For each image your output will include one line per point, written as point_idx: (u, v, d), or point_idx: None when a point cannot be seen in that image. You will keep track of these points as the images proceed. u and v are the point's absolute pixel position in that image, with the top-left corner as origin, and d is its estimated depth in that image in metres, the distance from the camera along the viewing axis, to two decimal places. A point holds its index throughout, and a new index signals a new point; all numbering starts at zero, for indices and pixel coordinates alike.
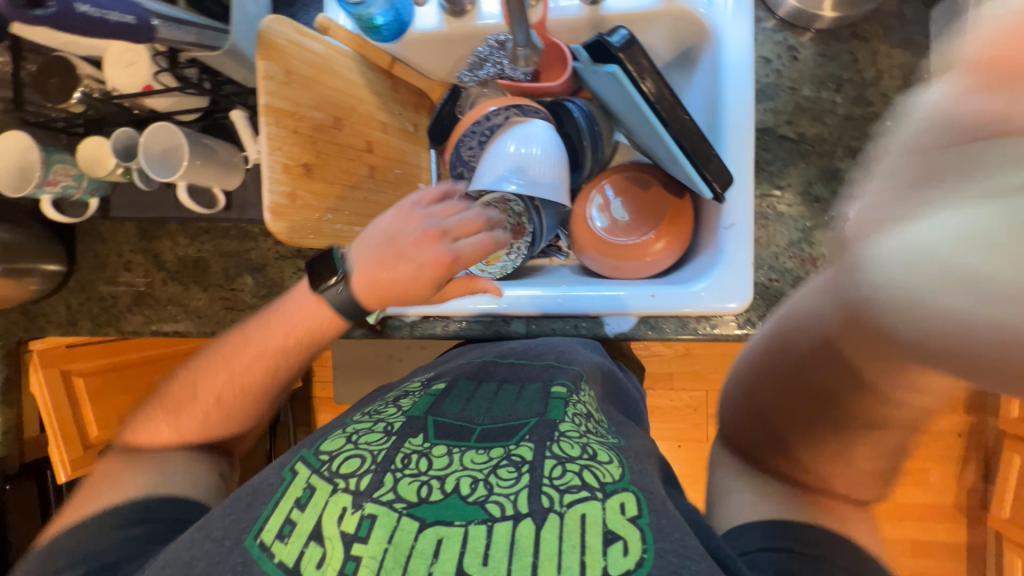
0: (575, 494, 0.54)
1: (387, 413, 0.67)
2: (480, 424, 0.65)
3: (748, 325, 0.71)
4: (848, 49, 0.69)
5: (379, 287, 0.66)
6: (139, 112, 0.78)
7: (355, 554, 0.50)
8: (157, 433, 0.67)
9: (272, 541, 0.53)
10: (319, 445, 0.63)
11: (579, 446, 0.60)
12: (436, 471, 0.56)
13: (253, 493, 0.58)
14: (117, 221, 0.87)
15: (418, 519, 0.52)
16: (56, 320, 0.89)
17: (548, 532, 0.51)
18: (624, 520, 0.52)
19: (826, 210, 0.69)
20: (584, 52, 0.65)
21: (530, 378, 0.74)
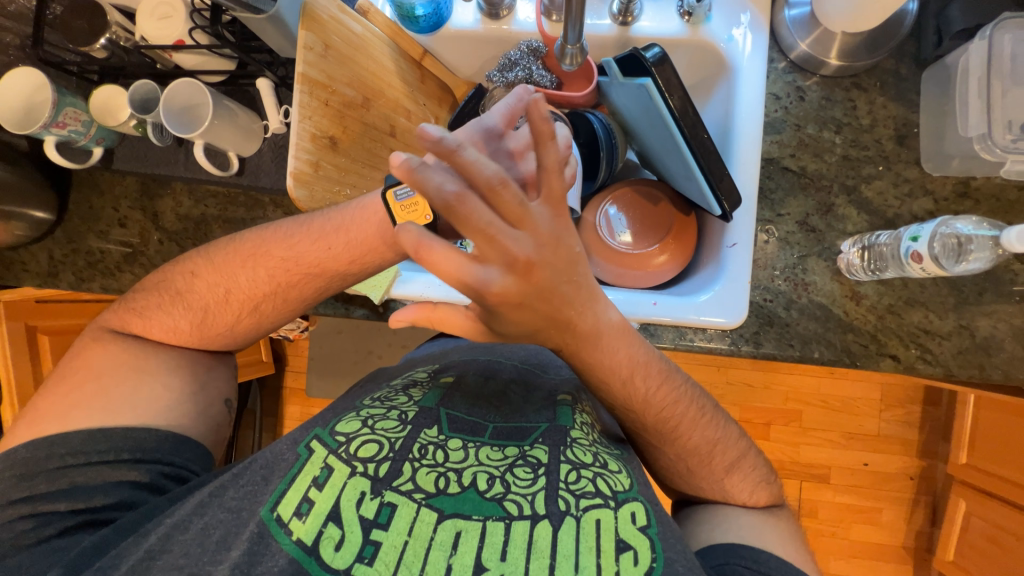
0: (591, 500, 0.56)
1: (398, 400, 0.66)
2: (493, 421, 0.64)
3: (740, 341, 0.74)
4: (850, 97, 0.75)
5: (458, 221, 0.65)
6: (162, 67, 0.78)
7: (374, 538, 0.52)
8: (180, 330, 0.68)
9: (289, 517, 0.53)
10: (334, 424, 0.62)
11: (591, 453, 0.62)
12: (454, 464, 0.57)
13: (269, 467, 0.57)
14: (118, 173, 0.84)
15: (437, 511, 0.54)
16: (36, 271, 0.84)
17: (564, 535, 0.53)
18: (636, 529, 0.55)
19: (819, 240, 0.74)
20: (615, 66, 0.70)
21: (537, 382, 0.73)
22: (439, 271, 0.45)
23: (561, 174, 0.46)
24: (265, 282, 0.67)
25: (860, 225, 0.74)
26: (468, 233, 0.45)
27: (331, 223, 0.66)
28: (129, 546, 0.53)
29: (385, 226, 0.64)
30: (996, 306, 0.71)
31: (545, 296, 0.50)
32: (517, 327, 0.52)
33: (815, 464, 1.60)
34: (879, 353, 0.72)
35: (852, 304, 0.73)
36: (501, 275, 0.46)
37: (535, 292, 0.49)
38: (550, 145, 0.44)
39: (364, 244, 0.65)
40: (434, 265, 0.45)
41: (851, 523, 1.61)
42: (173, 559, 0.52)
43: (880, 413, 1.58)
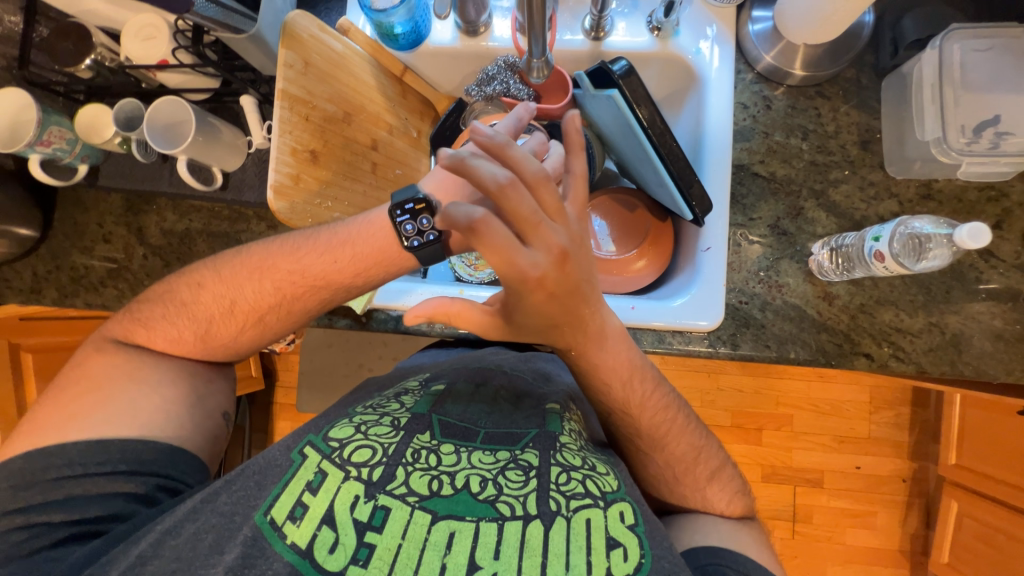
0: (581, 500, 0.56)
1: (389, 407, 0.66)
2: (485, 427, 0.64)
3: (718, 344, 0.75)
4: (815, 105, 0.78)
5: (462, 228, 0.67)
6: (146, 86, 0.80)
7: (368, 540, 0.52)
8: (183, 343, 0.68)
9: (284, 521, 0.53)
10: (328, 430, 0.62)
11: (580, 456, 0.62)
12: (447, 467, 0.57)
13: (261, 473, 0.57)
14: (104, 191, 0.85)
15: (431, 512, 0.54)
16: (19, 288, 0.84)
17: (555, 535, 0.53)
18: (625, 527, 0.55)
19: (791, 243, 0.76)
20: (586, 79, 0.72)
21: (527, 391, 0.72)
22: (487, 248, 0.49)
23: (585, 182, 0.56)
24: (249, 297, 0.68)
25: (830, 227, 0.76)
26: (517, 219, 0.50)
27: (337, 236, 0.67)
28: (120, 552, 0.53)
29: (391, 239, 0.65)
30: (964, 304, 0.73)
31: (573, 292, 0.54)
32: (536, 317, 0.55)
33: (808, 469, 1.60)
34: (853, 352, 0.74)
35: (825, 304, 0.75)
36: (544, 259, 0.51)
37: (564, 283, 0.53)
38: (581, 154, 0.55)
39: (369, 257, 0.66)
40: (490, 238, 0.49)
41: (846, 528, 1.60)
42: (165, 563, 0.52)
43: (869, 416, 1.59)
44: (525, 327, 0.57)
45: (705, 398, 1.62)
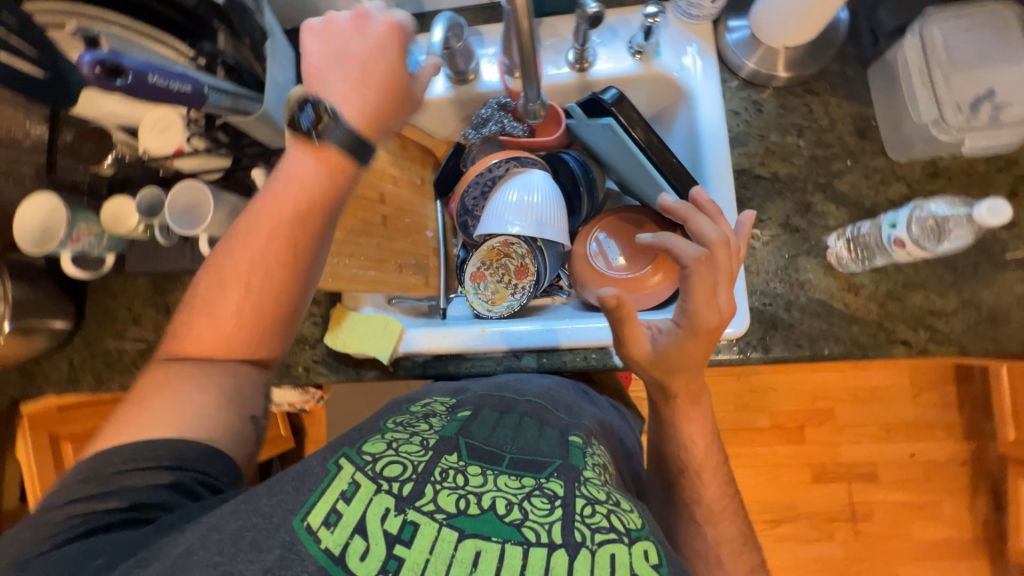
0: (605, 534, 0.48)
1: (418, 428, 0.61)
2: (509, 453, 0.59)
3: (748, 349, 0.74)
4: (805, 102, 0.79)
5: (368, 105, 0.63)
6: (163, 174, 0.84)
7: (397, 553, 0.46)
8: (199, 342, 0.60)
9: (319, 526, 0.47)
10: (362, 443, 0.57)
11: (604, 491, 0.55)
12: (474, 487, 0.52)
13: (299, 477, 0.51)
14: (131, 275, 0.89)
15: (458, 530, 0.47)
16: (57, 380, 0.88)
17: (581, 570, 0.45)
18: (651, 567, 0.46)
19: (805, 239, 0.76)
20: (579, 109, 0.74)
21: (550, 420, 0.68)
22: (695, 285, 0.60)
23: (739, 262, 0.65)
24: (245, 271, 0.60)
25: (841, 218, 0.76)
26: (718, 271, 0.60)
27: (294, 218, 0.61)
28: (162, 544, 0.48)
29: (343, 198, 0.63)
30: (995, 276, 0.71)
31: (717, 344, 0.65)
32: (688, 361, 0.63)
33: (859, 463, 1.54)
34: (889, 340, 0.72)
35: (851, 295, 0.74)
36: (725, 309, 0.61)
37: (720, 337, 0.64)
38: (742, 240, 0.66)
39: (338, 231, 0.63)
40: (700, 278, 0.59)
41: (911, 521, 1.52)
42: (202, 565, 0.45)
43: (914, 399, 1.53)
44: (673, 366, 0.64)
45: (740, 401, 1.58)
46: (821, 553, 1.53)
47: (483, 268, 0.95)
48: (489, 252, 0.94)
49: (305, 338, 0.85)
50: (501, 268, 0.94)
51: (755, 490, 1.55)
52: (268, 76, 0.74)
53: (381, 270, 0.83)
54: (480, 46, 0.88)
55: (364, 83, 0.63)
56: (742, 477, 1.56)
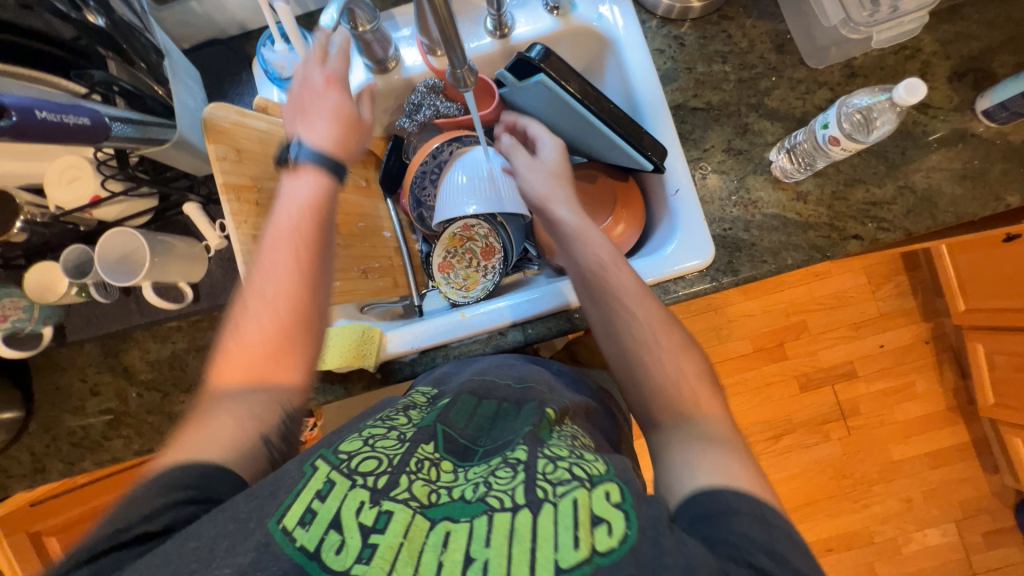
0: (567, 484, 0.47)
1: (397, 422, 0.58)
2: (483, 445, 0.56)
3: (719, 275, 0.77)
4: (722, 28, 0.81)
5: (342, 133, 0.66)
6: (85, 229, 0.77)
7: (372, 542, 0.43)
8: (239, 371, 0.56)
9: (294, 525, 0.44)
10: (339, 442, 0.53)
11: (567, 448, 0.53)
12: (446, 481, 0.50)
13: (275, 481, 0.48)
14: (76, 344, 0.82)
15: (430, 517, 0.45)
16: (21, 473, 0.81)
17: (544, 525, 0.44)
18: (611, 505, 0.45)
19: (749, 159, 0.79)
20: (510, 74, 0.74)
21: (529, 395, 0.65)
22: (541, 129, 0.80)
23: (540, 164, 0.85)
24: (273, 288, 0.59)
25: (778, 132, 0.78)
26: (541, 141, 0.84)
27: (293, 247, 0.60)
28: None
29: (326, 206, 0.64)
30: (922, 158, 0.76)
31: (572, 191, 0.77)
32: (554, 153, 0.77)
33: (837, 363, 1.64)
34: (843, 237, 0.76)
35: (800, 204, 0.77)
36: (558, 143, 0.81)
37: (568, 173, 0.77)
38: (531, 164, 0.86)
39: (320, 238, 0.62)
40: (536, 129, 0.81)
41: (892, 406, 1.64)
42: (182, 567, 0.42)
43: (872, 294, 1.63)
44: (552, 168, 0.75)
45: (720, 334, 1.64)
46: (820, 455, 1.62)
47: (449, 255, 0.92)
48: (452, 238, 0.92)
49: None
50: (467, 253, 0.92)
51: (753, 412, 1.63)
52: (175, 99, 0.69)
53: (345, 278, 0.80)
54: (395, 30, 0.85)
55: (344, 142, 0.66)
56: (737, 402, 1.64)
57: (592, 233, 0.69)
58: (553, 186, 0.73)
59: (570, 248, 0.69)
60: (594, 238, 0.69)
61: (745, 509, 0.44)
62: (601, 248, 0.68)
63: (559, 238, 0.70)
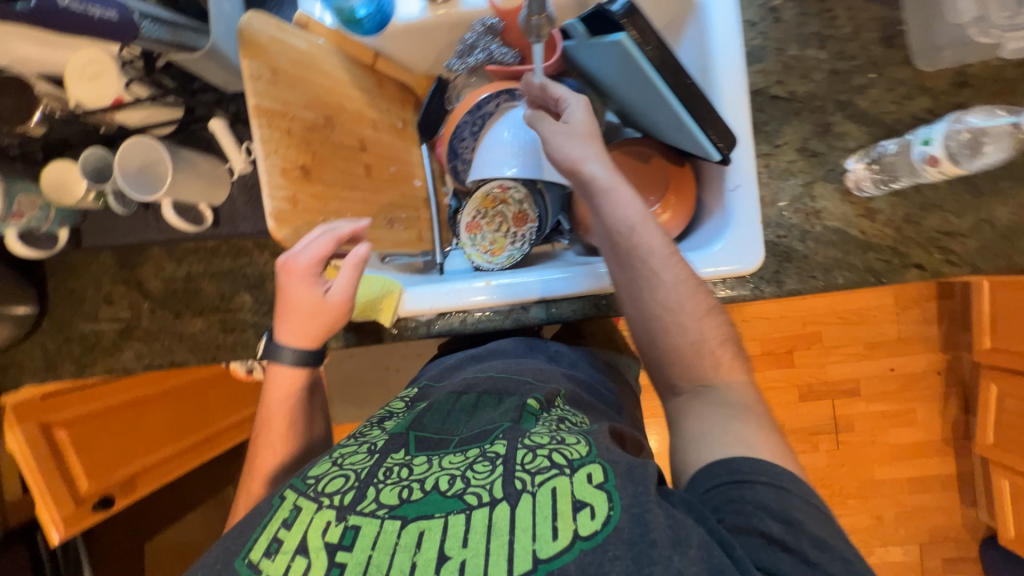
0: (545, 471, 0.44)
1: (370, 435, 0.53)
2: (459, 433, 0.52)
3: (763, 283, 0.72)
4: (827, 7, 0.71)
5: (314, 330, 0.66)
6: (105, 130, 0.73)
7: (339, 561, 0.41)
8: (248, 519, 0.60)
9: (259, 558, 0.42)
10: (307, 467, 0.50)
11: (549, 433, 0.49)
12: (419, 474, 0.46)
13: (247, 520, 0.46)
14: (92, 251, 0.80)
15: (400, 518, 0.42)
16: (33, 369, 0.82)
17: (523, 516, 0.41)
18: (592, 486, 0.42)
19: (823, 163, 0.72)
20: (581, 25, 0.66)
21: (512, 387, 0.59)
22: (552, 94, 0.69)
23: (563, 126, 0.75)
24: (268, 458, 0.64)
25: (862, 138, 0.71)
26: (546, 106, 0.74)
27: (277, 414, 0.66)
28: None
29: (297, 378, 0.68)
30: (1014, 192, 0.69)
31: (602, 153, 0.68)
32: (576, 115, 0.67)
33: (843, 380, 1.62)
34: (904, 265, 0.71)
35: (867, 222, 0.71)
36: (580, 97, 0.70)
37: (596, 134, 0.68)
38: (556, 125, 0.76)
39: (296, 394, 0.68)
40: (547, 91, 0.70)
41: (887, 429, 1.63)
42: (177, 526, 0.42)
43: (896, 317, 1.58)
44: (576, 132, 0.66)
45: None
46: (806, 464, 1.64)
47: (479, 217, 0.86)
48: (484, 198, 0.85)
49: None
50: (498, 217, 0.86)
51: None
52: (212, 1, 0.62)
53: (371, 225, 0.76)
54: None
55: (321, 333, 0.67)
56: None
57: (627, 196, 0.63)
58: (583, 142, 0.65)
59: (601, 216, 0.64)
60: (628, 200, 0.63)
61: (757, 479, 0.47)
62: (636, 211, 0.62)
63: (587, 196, 0.64)
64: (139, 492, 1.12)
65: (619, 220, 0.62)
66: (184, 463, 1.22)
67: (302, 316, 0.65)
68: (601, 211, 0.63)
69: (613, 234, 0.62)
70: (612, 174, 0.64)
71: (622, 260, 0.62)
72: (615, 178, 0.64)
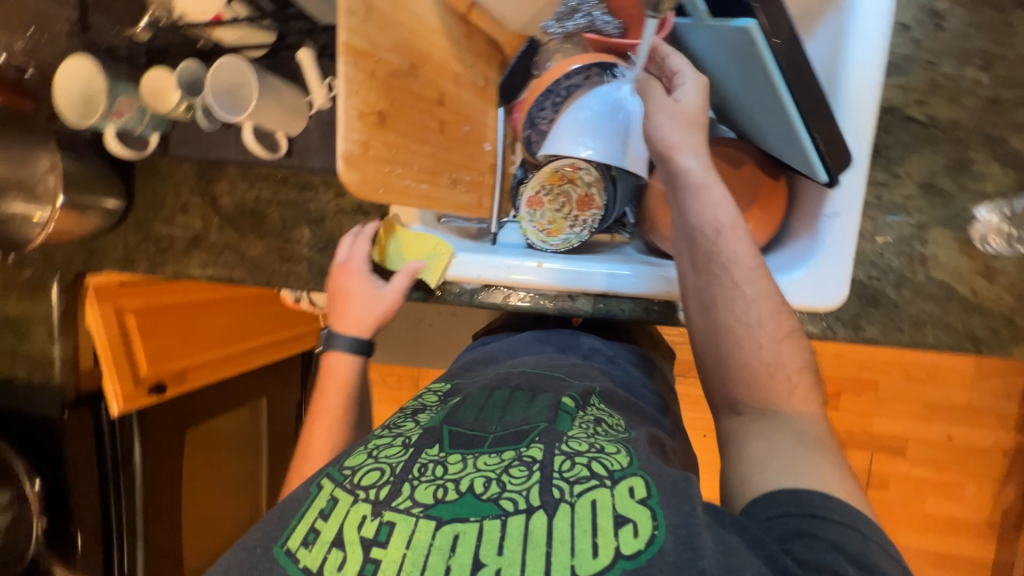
0: (584, 482, 0.43)
1: (404, 426, 0.53)
2: (492, 431, 0.50)
3: (839, 325, 0.65)
4: (1006, 21, 0.60)
5: (366, 321, 0.75)
6: (202, 46, 0.76)
7: (374, 557, 0.41)
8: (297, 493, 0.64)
9: (298, 547, 0.44)
10: (343, 457, 0.51)
11: (587, 440, 0.48)
12: (453, 474, 0.45)
13: (283, 507, 0.48)
14: (176, 159, 0.85)
15: (434, 518, 0.42)
16: (114, 259, 0.89)
17: (561, 527, 0.41)
18: (634, 502, 0.42)
19: (947, 205, 0.62)
20: (704, 3, 0.58)
21: (546, 385, 0.58)
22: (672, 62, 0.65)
23: None
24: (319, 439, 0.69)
25: (1003, 184, 0.61)
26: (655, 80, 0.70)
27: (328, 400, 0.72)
28: None
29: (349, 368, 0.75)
30: None
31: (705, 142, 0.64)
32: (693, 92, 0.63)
33: (891, 436, 1.49)
34: (1013, 338, 0.62)
35: (982, 281, 0.62)
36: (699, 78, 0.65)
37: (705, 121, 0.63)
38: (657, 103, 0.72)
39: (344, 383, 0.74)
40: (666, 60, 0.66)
41: (926, 497, 1.51)
42: None
43: (971, 384, 1.43)
44: (685, 113, 0.61)
45: None
46: None
47: (543, 192, 0.83)
48: (552, 175, 0.82)
49: None
50: (562, 196, 0.82)
51: None
52: None
53: (434, 184, 0.74)
54: None
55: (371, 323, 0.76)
56: None
57: (720, 196, 0.59)
58: (683, 130, 0.60)
59: (686, 214, 0.59)
60: (720, 200, 0.58)
61: (833, 516, 0.44)
62: (726, 213, 0.58)
63: (676, 187, 0.60)
64: (191, 384, 1.19)
65: (706, 222, 0.58)
66: (227, 370, 1.30)
67: (356, 307, 0.76)
68: (685, 208, 0.59)
69: (696, 234, 0.58)
70: (708, 170, 0.60)
71: (699, 265, 0.59)
72: (710, 173, 0.59)
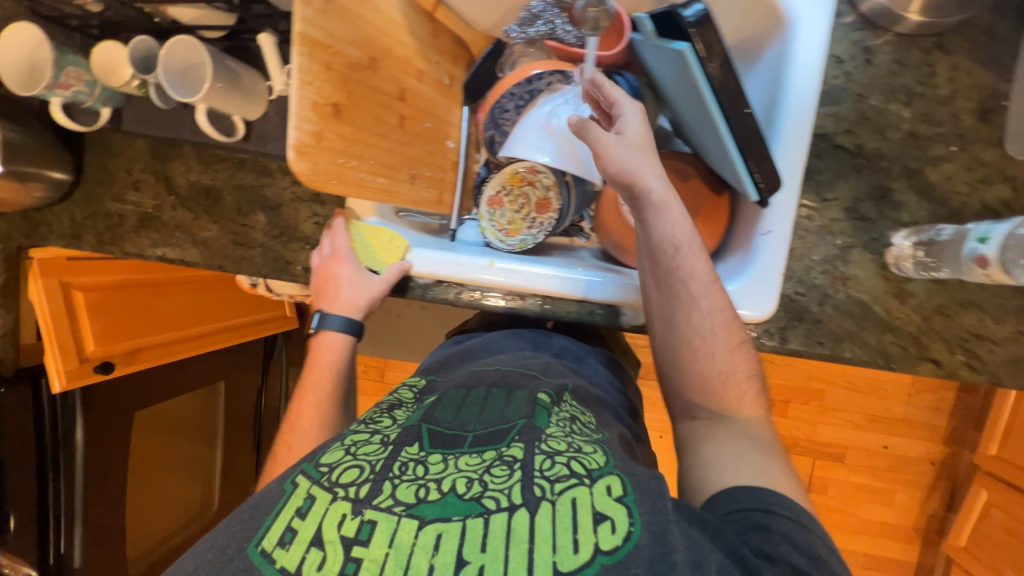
0: (565, 480, 0.45)
1: (381, 423, 0.53)
2: (473, 429, 0.50)
3: (766, 336, 0.68)
4: (929, 61, 0.64)
5: (361, 306, 0.77)
6: (160, 22, 0.75)
7: (356, 556, 0.41)
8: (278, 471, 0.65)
9: (274, 547, 0.43)
10: (320, 453, 0.50)
11: (565, 439, 0.50)
12: (434, 474, 0.45)
13: (255, 505, 0.48)
14: (129, 135, 0.83)
15: (417, 518, 0.42)
16: (59, 233, 0.87)
17: (544, 525, 0.42)
18: (612, 500, 0.44)
19: (868, 230, 0.67)
20: (650, 24, 0.62)
21: (519, 383, 0.60)
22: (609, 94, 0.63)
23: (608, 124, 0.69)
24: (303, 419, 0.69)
25: (919, 214, 0.66)
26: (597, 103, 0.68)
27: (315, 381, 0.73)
28: None
29: (341, 350, 0.77)
30: None
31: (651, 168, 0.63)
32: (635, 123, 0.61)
33: (831, 443, 1.58)
34: (920, 356, 0.66)
35: (895, 301, 0.67)
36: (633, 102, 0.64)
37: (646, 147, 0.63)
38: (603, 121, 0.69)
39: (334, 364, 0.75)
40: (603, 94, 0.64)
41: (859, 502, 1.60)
42: None
43: (906, 397, 1.52)
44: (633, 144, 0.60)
45: None
46: None
47: (503, 192, 0.84)
48: (512, 175, 0.83)
49: (306, 238, 0.81)
50: (522, 198, 0.83)
51: None
52: None
53: (392, 177, 0.75)
54: None
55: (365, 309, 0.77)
56: None
57: (678, 215, 0.61)
58: (637, 156, 0.60)
59: (647, 233, 0.62)
60: (678, 218, 0.60)
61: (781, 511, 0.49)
62: (684, 231, 0.60)
63: (636, 207, 0.61)
64: (143, 364, 1.15)
65: (666, 241, 0.60)
66: (187, 351, 1.27)
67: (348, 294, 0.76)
68: (646, 227, 0.61)
69: (657, 251, 0.61)
70: (666, 193, 0.60)
71: (660, 279, 0.61)
72: (668, 195, 0.60)
